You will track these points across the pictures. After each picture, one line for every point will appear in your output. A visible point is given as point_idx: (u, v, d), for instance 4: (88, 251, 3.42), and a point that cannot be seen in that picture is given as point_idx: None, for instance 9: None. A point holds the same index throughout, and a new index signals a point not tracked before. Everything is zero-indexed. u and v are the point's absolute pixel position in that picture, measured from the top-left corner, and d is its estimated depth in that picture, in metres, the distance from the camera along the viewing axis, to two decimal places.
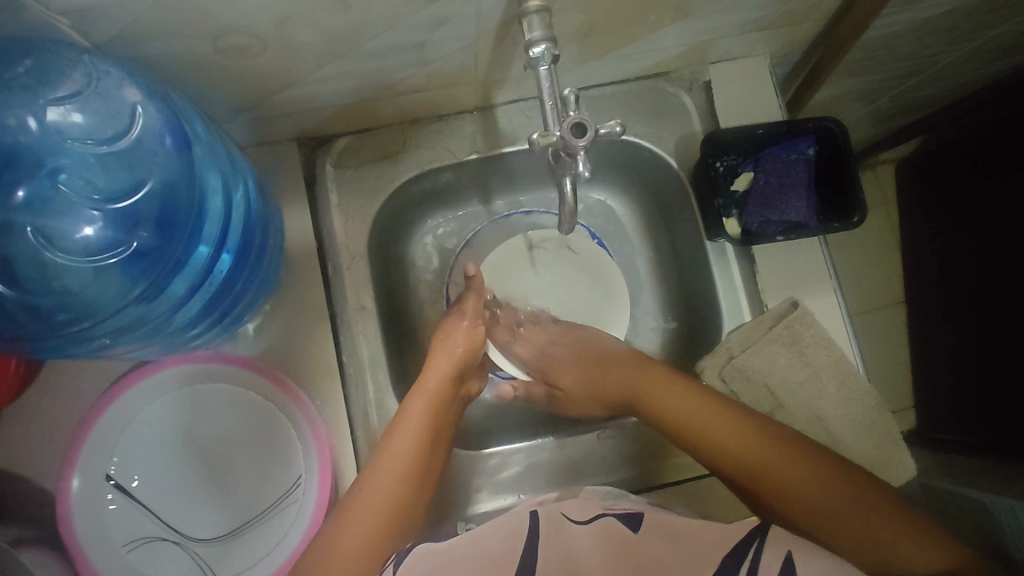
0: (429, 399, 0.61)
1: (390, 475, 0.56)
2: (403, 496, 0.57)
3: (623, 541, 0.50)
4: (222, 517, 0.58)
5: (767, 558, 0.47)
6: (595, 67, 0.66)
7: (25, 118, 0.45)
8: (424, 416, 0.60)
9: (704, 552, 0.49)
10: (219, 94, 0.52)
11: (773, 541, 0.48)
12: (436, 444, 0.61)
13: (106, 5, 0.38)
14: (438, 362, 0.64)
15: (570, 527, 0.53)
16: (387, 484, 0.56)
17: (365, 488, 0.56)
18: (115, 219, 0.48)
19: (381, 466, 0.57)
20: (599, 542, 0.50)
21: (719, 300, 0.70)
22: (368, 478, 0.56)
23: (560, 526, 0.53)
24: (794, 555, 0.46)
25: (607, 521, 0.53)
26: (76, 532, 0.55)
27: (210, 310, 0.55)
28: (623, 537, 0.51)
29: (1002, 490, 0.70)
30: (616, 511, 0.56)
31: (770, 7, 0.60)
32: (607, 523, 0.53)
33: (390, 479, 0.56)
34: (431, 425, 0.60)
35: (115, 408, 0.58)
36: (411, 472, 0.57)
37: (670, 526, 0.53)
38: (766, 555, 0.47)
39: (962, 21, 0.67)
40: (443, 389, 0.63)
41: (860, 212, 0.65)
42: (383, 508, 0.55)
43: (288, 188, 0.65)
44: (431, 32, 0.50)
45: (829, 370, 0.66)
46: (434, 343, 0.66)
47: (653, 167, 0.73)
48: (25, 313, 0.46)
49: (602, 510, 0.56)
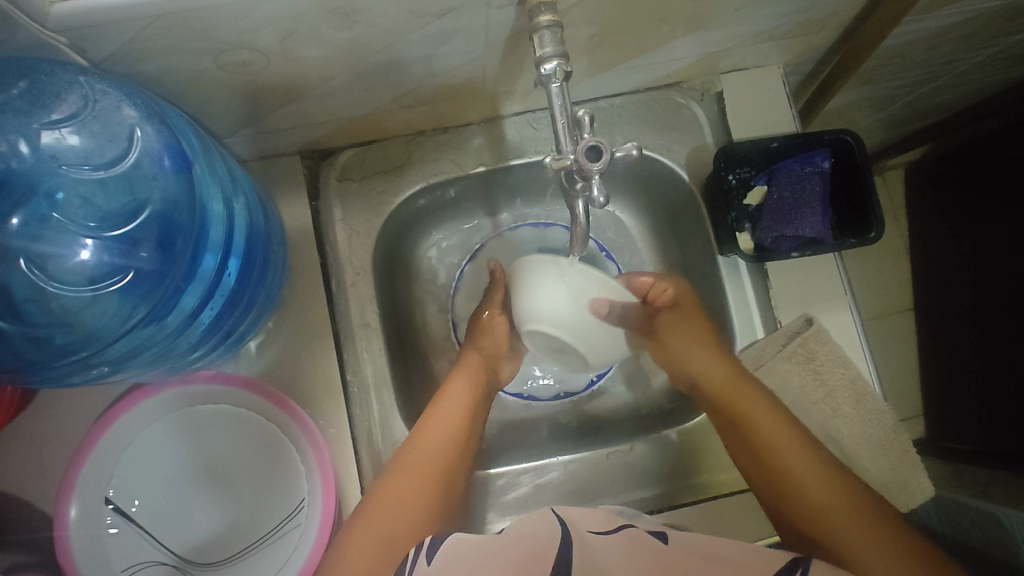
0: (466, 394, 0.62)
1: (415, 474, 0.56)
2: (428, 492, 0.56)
3: (657, 552, 0.48)
4: (225, 541, 0.56)
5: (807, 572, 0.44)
6: (605, 77, 0.64)
7: (17, 142, 0.43)
8: (457, 412, 0.61)
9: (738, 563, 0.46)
10: (220, 108, 0.51)
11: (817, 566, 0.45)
12: (470, 440, 0.61)
13: (106, 23, 0.37)
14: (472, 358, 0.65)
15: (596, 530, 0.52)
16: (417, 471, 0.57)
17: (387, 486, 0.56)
18: (111, 244, 0.47)
19: (414, 454, 0.58)
20: (625, 548, 0.48)
21: (732, 316, 0.68)
22: (398, 468, 0.57)
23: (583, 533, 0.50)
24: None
25: (633, 532, 0.51)
26: (75, 559, 0.54)
27: (214, 329, 0.54)
28: (656, 548, 0.49)
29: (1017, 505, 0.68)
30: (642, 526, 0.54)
31: (786, 17, 0.58)
32: (633, 533, 0.51)
33: (419, 469, 0.57)
34: (464, 420, 0.61)
35: (112, 432, 0.56)
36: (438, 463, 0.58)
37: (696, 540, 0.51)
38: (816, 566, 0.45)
39: (981, 30, 0.65)
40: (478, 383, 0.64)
41: (877, 227, 0.63)
42: (406, 503, 0.55)
43: (292, 202, 0.64)
44: (439, 45, 0.49)
45: (845, 390, 0.65)
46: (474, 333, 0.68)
47: (664, 179, 0.72)
48: (28, 343, 0.45)
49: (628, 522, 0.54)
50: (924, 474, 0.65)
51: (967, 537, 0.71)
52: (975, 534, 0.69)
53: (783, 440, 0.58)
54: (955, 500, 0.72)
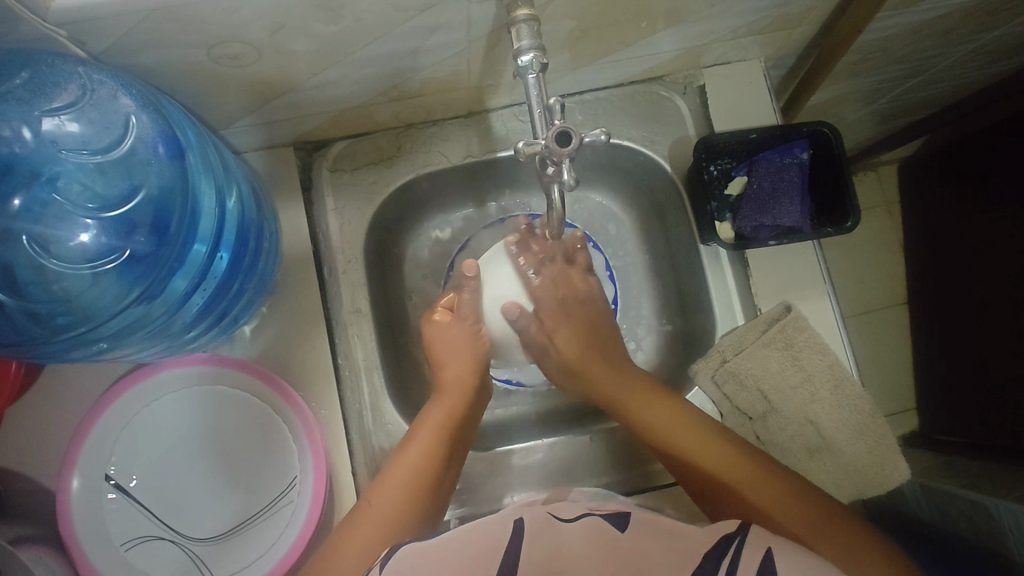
0: (445, 410, 0.64)
1: (393, 493, 0.58)
2: (409, 507, 0.58)
3: (610, 539, 0.50)
4: (220, 516, 0.59)
5: (748, 554, 0.48)
6: (587, 72, 0.66)
7: (21, 129, 0.46)
8: (434, 430, 0.62)
9: (690, 547, 0.49)
10: (214, 99, 0.53)
11: (754, 541, 0.49)
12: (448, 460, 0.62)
13: (104, 17, 0.39)
14: (452, 371, 0.67)
15: (558, 526, 0.53)
16: (403, 479, 0.59)
17: (365, 510, 0.57)
18: (111, 226, 0.50)
19: (395, 472, 0.59)
20: (585, 535, 0.51)
21: (712, 302, 0.70)
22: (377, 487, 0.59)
23: (550, 525, 0.54)
24: (773, 553, 0.47)
25: (593, 519, 0.53)
26: (77, 530, 0.56)
27: (208, 311, 0.56)
28: (609, 536, 0.51)
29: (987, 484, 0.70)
30: (602, 509, 0.56)
31: (763, 13, 0.60)
32: (589, 520, 0.53)
33: (395, 488, 0.58)
34: (451, 430, 0.63)
35: (114, 409, 0.59)
36: (420, 483, 0.59)
37: (656, 522, 0.53)
38: (747, 549, 0.48)
39: (958, 24, 0.67)
40: (462, 398, 0.66)
41: (853, 217, 0.65)
42: (384, 527, 0.56)
43: (285, 191, 0.66)
44: (424, 39, 0.51)
45: (823, 374, 0.66)
46: (434, 357, 0.68)
47: (647, 170, 0.74)
48: (27, 318, 0.48)
49: (589, 509, 0.57)
50: (902, 458, 0.67)
51: (950, 521, 0.72)
52: (964, 525, 0.70)
53: (742, 469, 0.58)
54: (940, 488, 0.73)
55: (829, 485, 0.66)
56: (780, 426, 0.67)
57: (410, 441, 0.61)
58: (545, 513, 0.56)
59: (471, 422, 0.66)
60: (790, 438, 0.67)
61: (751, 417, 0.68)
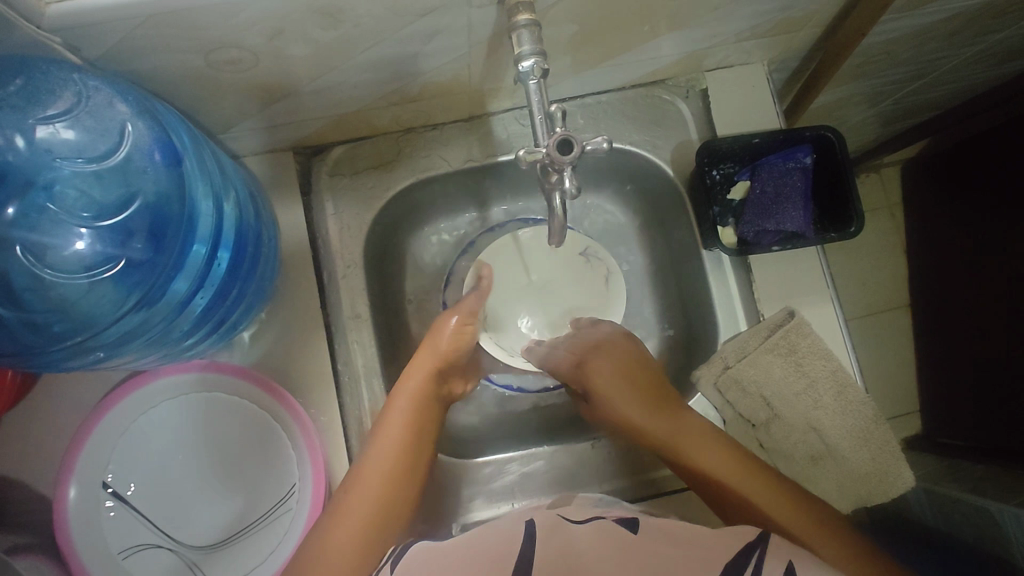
0: (411, 398, 0.61)
1: (370, 488, 0.56)
2: (390, 500, 0.57)
3: (624, 540, 0.50)
4: (219, 525, 0.58)
5: (770, 564, 0.46)
6: (588, 76, 0.66)
7: (14, 137, 0.45)
8: (405, 414, 0.60)
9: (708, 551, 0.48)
10: (213, 104, 0.53)
11: (775, 552, 0.47)
12: (421, 449, 0.60)
13: (97, 24, 0.38)
14: (421, 361, 0.64)
15: (570, 528, 0.53)
16: (378, 471, 0.57)
17: (343, 504, 0.55)
18: (106, 234, 0.49)
19: (370, 463, 0.58)
20: (595, 538, 0.51)
21: (715, 308, 0.70)
22: (351, 480, 0.57)
23: (561, 525, 0.53)
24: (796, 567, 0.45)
25: (602, 524, 0.53)
26: (73, 539, 0.56)
27: (207, 316, 0.56)
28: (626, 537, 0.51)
29: (991, 491, 0.69)
30: (613, 515, 0.56)
31: (766, 16, 0.59)
32: (601, 524, 0.53)
33: (370, 479, 0.57)
34: (421, 415, 0.61)
35: (111, 417, 0.58)
36: (396, 472, 0.58)
37: (668, 528, 0.53)
38: (768, 561, 0.46)
39: (962, 27, 0.66)
40: (427, 387, 0.63)
41: (857, 222, 0.64)
42: (366, 520, 0.54)
43: (284, 197, 0.65)
44: (423, 44, 0.50)
45: (826, 381, 0.66)
46: (421, 343, 0.66)
47: (649, 174, 0.73)
48: (26, 329, 0.47)
49: (601, 513, 0.57)
50: (906, 465, 0.66)
51: (955, 528, 0.71)
52: (967, 530, 0.69)
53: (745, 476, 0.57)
54: (946, 495, 0.72)
55: (833, 492, 0.66)
56: (783, 432, 0.66)
57: (382, 426, 0.60)
58: (556, 516, 0.55)
59: (438, 415, 0.64)
60: (793, 445, 0.66)
61: (754, 425, 0.67)
